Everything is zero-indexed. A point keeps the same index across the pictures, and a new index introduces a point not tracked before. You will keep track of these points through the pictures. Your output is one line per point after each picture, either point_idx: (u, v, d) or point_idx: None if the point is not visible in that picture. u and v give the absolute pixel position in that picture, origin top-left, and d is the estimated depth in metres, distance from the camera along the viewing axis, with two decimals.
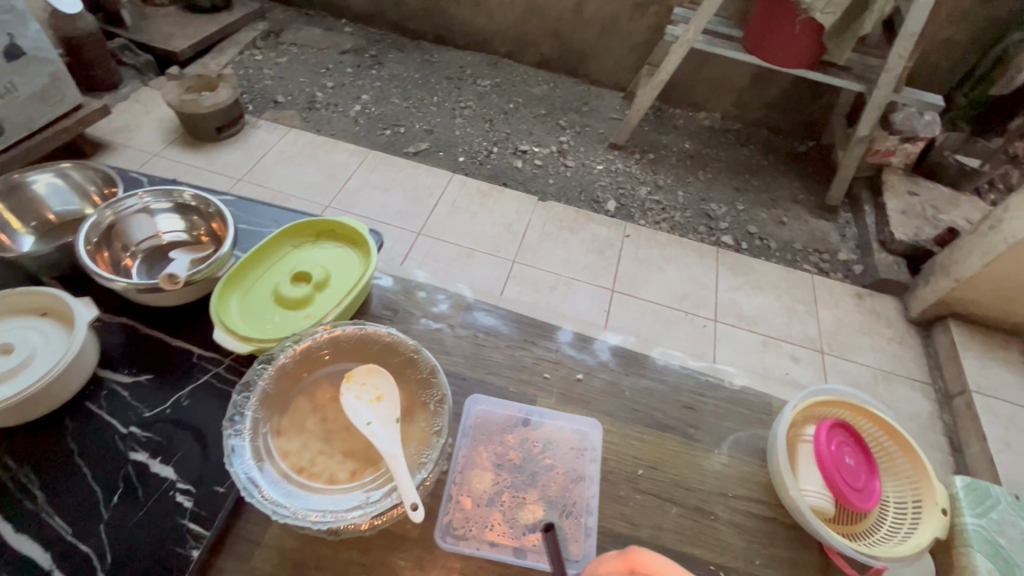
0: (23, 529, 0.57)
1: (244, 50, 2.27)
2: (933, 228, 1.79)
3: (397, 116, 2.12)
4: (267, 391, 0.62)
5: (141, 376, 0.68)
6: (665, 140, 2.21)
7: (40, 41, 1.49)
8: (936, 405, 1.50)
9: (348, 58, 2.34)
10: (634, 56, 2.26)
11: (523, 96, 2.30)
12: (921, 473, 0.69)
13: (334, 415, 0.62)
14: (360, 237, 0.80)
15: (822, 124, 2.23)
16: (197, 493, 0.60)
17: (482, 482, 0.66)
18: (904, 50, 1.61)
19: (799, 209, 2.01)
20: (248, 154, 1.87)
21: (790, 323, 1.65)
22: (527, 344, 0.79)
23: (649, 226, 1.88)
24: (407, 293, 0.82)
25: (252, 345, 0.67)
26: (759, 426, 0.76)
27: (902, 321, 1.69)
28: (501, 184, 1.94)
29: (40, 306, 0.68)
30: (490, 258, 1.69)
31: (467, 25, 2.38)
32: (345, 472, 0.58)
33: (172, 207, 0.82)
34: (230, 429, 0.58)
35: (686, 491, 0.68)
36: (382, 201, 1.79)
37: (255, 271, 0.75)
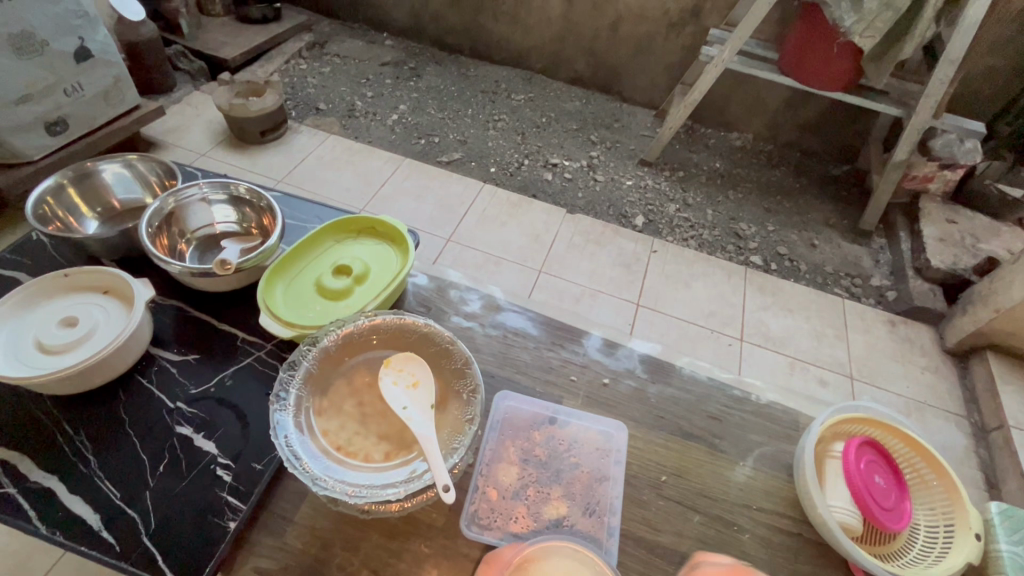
0: (76, 491, 0.60)
1: (290, 59, 2.38)
2: (972, 257, 1.75)
3: (433, 126, 2.19)
4: (310, 371, 0.65)
5: (189, 355, 0.72)
6: (695, 159, 2.22)
7: (107, 46, 1.60)
8: (972, 439, 1.45)
9: (388, 69, 2.43)
10: (668, 75, 2.28)
11: (556, 111, 2.34)
12: (954, 497, 0.68)
13: (371, 399, 0.64)
14: (400, 235, 0.83)
15: (857, 148, 2.20)
16: (236, 468, 0.62)
17: (507, 475, 0.67)
18: (945, 76, 1.59)
19: (831, 233, 1.99)
20: (289, 158, 1.95)
21: (819, 347, 1.62)
22: (555, 346, 0.81)
23: (676, 243, 1.88)
24: (440, 291, 0.85)
25: (294, 331, 0.70)
26: (786, 441, 0.75)
27: (937, 351, 1.65)
28: (530, 195, 1.97)
29: (103, 285, 0.73)
30: (517, 267, 1.71)
31: (503, 41, 2.45)
32: (379, 452, 0.60)
33: (227, 199, 0.88)
34: (275, 404, 0.62)
35: (710, 501, 0.68)
36: (415, 207, 1.84)
37: (300, 262, 0.79)
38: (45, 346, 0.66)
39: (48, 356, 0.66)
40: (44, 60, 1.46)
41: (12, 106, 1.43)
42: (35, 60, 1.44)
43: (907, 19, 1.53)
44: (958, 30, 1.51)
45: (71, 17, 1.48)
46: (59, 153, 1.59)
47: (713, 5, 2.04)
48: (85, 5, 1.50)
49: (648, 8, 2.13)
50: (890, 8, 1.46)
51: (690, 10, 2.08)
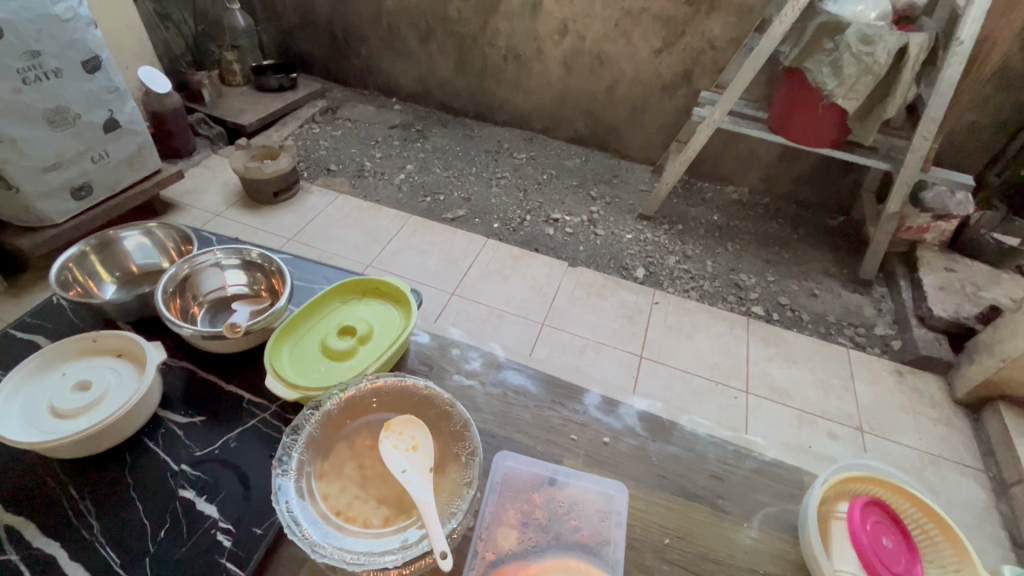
0: (78, 557, 0.60)
1: (304, 124, 2.52)
2: (974, 305, 1.75)
3: (438, 184, 2.28)
4: (312, 436, 0.66)
5: (196, 417, 0.73)
6: (693, 213, 2.28)
7: (134, 117, 1.71)
8: (991, 495, 1.40)
9: (396, 132, 2.56)
10: (663, 133, 2.38)
11: (557, 168, 2.44)
12: (966, 563, 0.66)
13: (371, 463, 0.65)
14: (403, 296, 0.86)
15: (851, 200, 2.26)
16: (236, 533, 0.62)
17: (508, 539, 0.66)
18: (928, 133, 1.65)
19: (832, 282, 2.01)
20: (300, 217, 2.02)
21: (826, 399, 1.60)
22: (555, 405, 0.81)
23: (678, 294, 1.91)
24: (442, 350, 0.87)
25: (299, 393, 0.72)
26: (791, 501, 0.74)
27: (948, 402, 1.62)
28: (533, 249, 2.02)
29: (118, 348, 0.76)
30: (521, 319, 1.74)
31: (505, 104, 2.58)
32: (379, 517, 0.61)
33: (239, 264, 0.92)
34: (278, 468, 0.62)
35: (715, 565, 0.67)
36: (420, 263, 1.89)
37: (307, 323, 0.82)
38: (58, 411, 0.68)
39: (60, 420, 0.68)
40: (76, 131, 1.56)
41: (42, 173, 1.52)
42: (67, 131, 1.54)
43: (886, 82, 1.61)
44: (937, 90, 1.59)
45: (103, 92, 1.60)
46: (82, 217, 1.67)
47: (702, 69, 2.16)
48: (117, 81, 1.63)
49: (641, 73, 2.26)
50: (870, 72, 1.54)
51: (681, 74, 2.21)
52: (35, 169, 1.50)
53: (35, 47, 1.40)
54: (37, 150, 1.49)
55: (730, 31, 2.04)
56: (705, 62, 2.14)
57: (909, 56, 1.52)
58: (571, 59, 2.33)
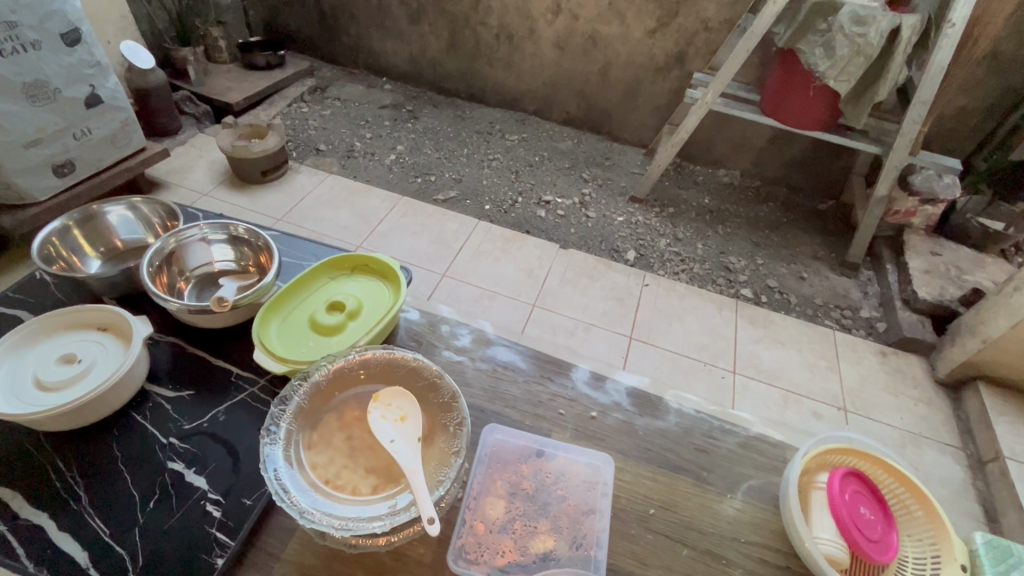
0: (66, 527, 0.60)
1: (292, 103, 2.48)
2: (958, 288, 1.77)
3: (429, 165, 2.26)
4: (301, 406, 0.66)
5: (184, 391, 0.73)
6: (685, 195, 2.28)
7: (117, 92, 1.67)
8: (969, 471, 1.43)
9: (386, 112, 2.52)
10: (655, 116, 2.37)
11: (549, 150, 2.42)
12: (940, 531, 0.68)
13: (360, 434, 0.65)
14: (392, 272, 0.86)
15: (841, 184, 2.27)
16: (226, 504, 0.63)
17: (495, 509, 0.67)
18: (918, 116, 1.66)
19: (820, 265, 2.03)
20: (289, 197, 2.00)
21: (812, 380, 1.63)
22: (544, 380, 0.82)
23: (668, 276, 1.92)
24: (432, 326, 0.87)
25: (287, 366, 0.72)
26: (773, 473, 0.76)
27: (930, 382, 1.65)
28: (524, 231, 2.02)
29: (102, 322, 0.75)
30: (511, 300, 1.74)
31: (497, 85, 2.55)
32: (367, 486, 0.61)
33: (226, 239, 0.91)
34: (266, 437, 0.62)
35: (698, 534, 0.68)
36: (410, 244, 1.88)
37: (295, 298, 0.82)
38: (43, 383, 0.68)
39: (44, 393, 0.67)
40: (56, 106, 1.52)
41: (22, 149, 1.49)
42: (46, 106, 1.50)
43: (878, 64, 1.61)
44: (928, 73, 1.59)
45: (84, 66, 1.55)
46: (64, 195, 1.64)
47: (695, 51, 2.15)
48: (98, 55, 1.58)
49: (634, 54, 2.24)
50: (862, 54, 1.54)
51: (675, 56, 2.19)
52: (15, 145, 1.47)
53: (12, 18, 1.36)
54: (16, 125, 1.45)
55: (724, 11, 2.02)
56: (698, 43, 2.12)
57: (900, 38, 1.52)
58: (564, 39, 2.30)
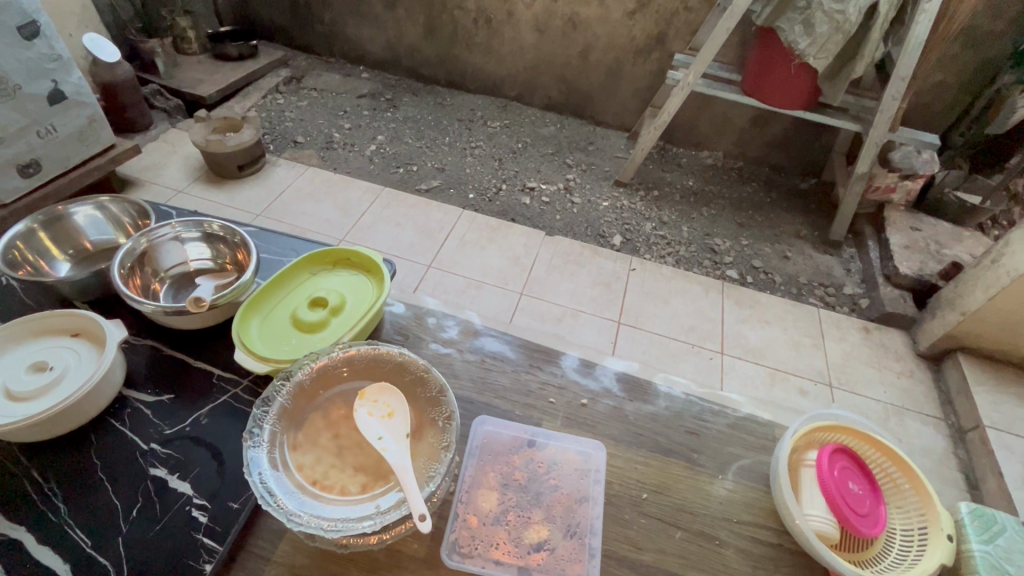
0: (45, 539, 0.59)
1: (267, 95, 2.41)
2: (938, 262, 1.80)
3: (410, 155, 2.22)
4: (284, 407, 0.65)
5: (163, 396, 0.71)
6: (669, 178, 2.28)
7: (81, 87, 1.60)
8: (950, 441, 1.47)
9: (365, 101, 2.47)
10: (638, 98, 2.36)
11: (532, 136, 2.40)
12: (927, 503, 0.69)
13: (347, 432, 0.64)
14: (375, 265, 0.84)
15: (823, 163, 2.28)
16: (212, 509, 0.62)
17: (488, 501, 0.67)
18: (897, 92, 1.67)
19: (803, 244, 2.04)
20: (268, 191, 1.96)
21: (797, 357, 1.65)
22: (533, 369, 0.82)
23: (654, 260, 1.92)
24: (418, 319, 0.86)
25: (270, 366, 0.70)
26: (763, 452, 0.77)
27: (911, 355, 1.68)
28: (509, 219, 2.00)
29: (73, 327, 0.72)
30: (498, 289, 1.73)
31: (477, 71, 2.51)
32: (356, 484, 0.60)
33: (200, 237, 0.88)
34: (249, 441, 0.61)
35: (691, 516, 0.69)
36: (395, 235, 1.86)
37: (276, 296, 0.80)
38: (13, 393, 0.65)
39: (16, 403, 0.65)
40: (17, 104, 1.46)
41: None
42: (7, 103, 1.44)
43: (856, 41, 1.61)
44: (905, 48, 1.60)
45: (44, 61, 1.49)
46: (32, 196, 1.58)
47: (676, 31, 2.13)
48: (59, 49, 1.51)
49: (615, 36, 2.22)
50: (840, 31, 1.54)
51: (655, 36, 2.17)
52: None
53: None
54: None
55: None
56: (678, 24, 2.11)
57: (878, 13, 1.52)
58: (543, 22, 2.27)
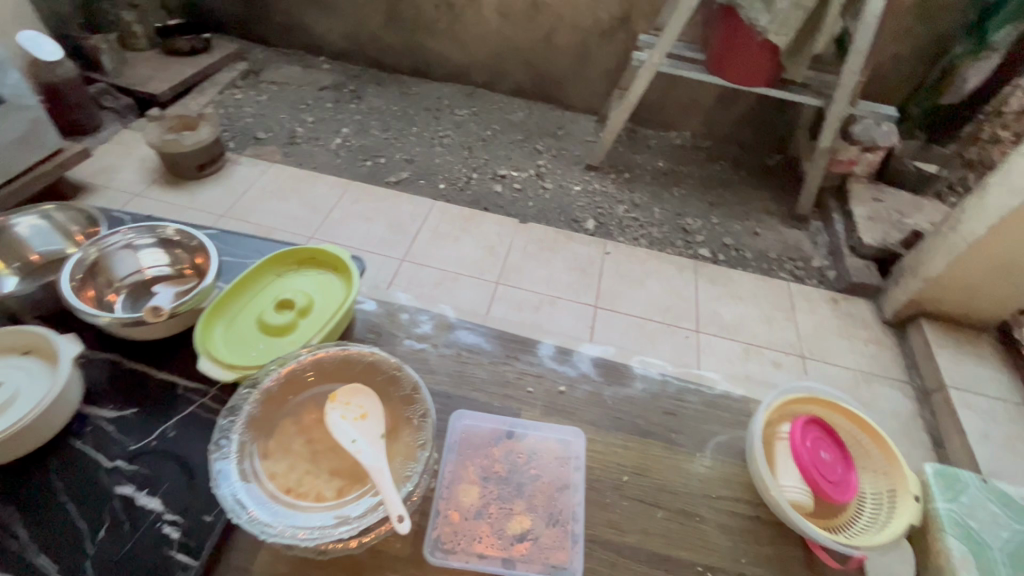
0: (7, 568, 0.56)
1: (224, 90, 2.32)
2: (900, 231, 1.85)
3: (378, 147, 2.17)
4: (253, 415, 0.63)
5: (126, 410, 0.68)
6: (639, 160, 2.29)
7: (21, 89, 1.51)
8: (916, 403, 1.53)
9: (327, 93, 2.39)
10: (605, 81, 2.35)
11: (500, 123, 2.37)
12: (894, 467, 0.72)
13: (320, 436, 0.63)
14: (342, 263, 0.82)
15: (788, 139, 2.32)
16: (185, 523, 0.60)
17: (469, 496, 0.66)
18: (856, 66, 1.70)
19: (772, 220, 2.08)
20: (231, 190, 1.89)
21: (770, 331, 1.68)
22: (510, 359, 0.81)
23: (628, 242, 1.93)
24: (390, 315, 0.84)
25: (237, 373, 0.68)
26: (739, 428, 0.78)
27: (878, 323, 1.74)
28: (482, 208, 1.98)
29: (23, 345, 0.69)
30: (474, 280, 1.72)
31: (441, 58, 2.46)
32: (332, 489, 0.59)
33: (155, 242, 0.84)
34: (216, 453, 0.59)
35: (671, 495, 0.70)
36: (366, 230, 1.82)
37: (241, 301, 0.78)
38: None
39: None
40: None
41: None
42: None
43: (816, 16, 1.63)
44: (863, 22, 1.62)
45: None
46: None
47: (639, 12, 2.12)
48: None
49: (579, 18, 2.20)
50: None
51: (619, 17, 2.16)
52: None
53: None
54: None
55: None
56: (642, 4, 2.10)
57: None
58: (506, 6, 2.23)
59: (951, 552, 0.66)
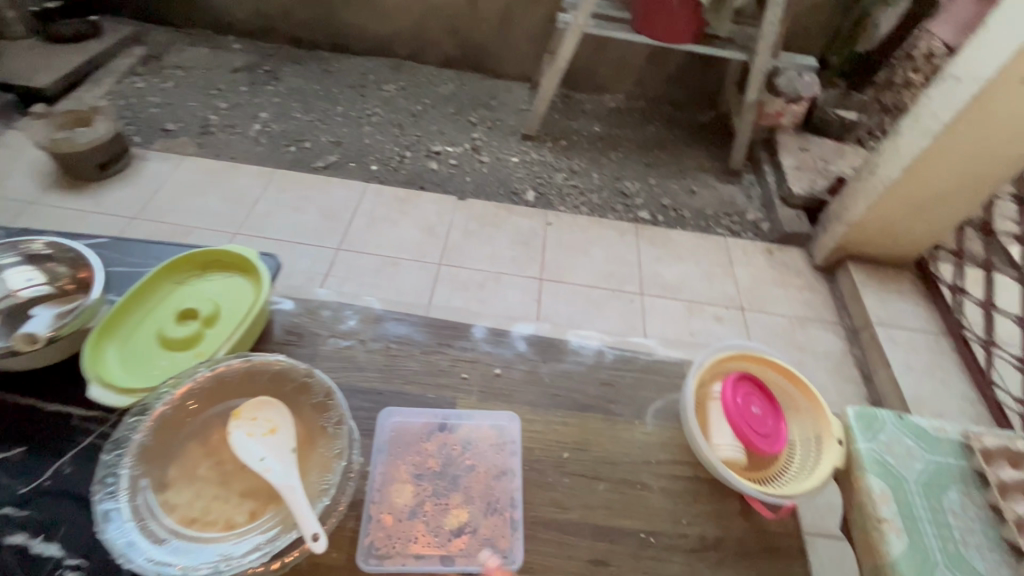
0: None
1: (122, 79, 2.11)
2: (825, 178, 1.92)
3: (301, 131, 2.04)
4: (144, 446, 0.59)
5: (13, 451, 0.61)
6: (575, 126, 2.25)
7: None
8: (847, 342, 1.62)
9: (240, 76, 2.22)
10: (535, 46, 2.28)
11: (430, 96, 2.27)
12: (819, 414, 0.75)
13: (228, 456, 0.60)
14: (249, 263, 0.76)
15: (718, 95, 2.34)
16: (90, 566, 0.54)
17: (402, 496, 0.64)
18: (775, 17, 1.72)
19: (707, 177, 2.11)
20: (140, 190, 1.74)
21: (711, 287, 1.73)
22: (442, 347, 0.78)
23: (569, 211, 1.92)
24: (311, 313, 0.79)
25: (135, 397, 0.63)
26: (675, 391, 0.79)
27: (810, 269, 1.81)
28: (418, 187, 1.91)
29: None
30: (415, 264, 1.66)
31: (362, 31, 2.32)
32: (242, 514, 0.56)
33: (21, 260, 0.75)
34: (101, 493, 0.55)
35: (612, 466, 0.70)
36: (295, 221, 1.72)
37: (137, 316, 0.71)
38: None
39: None
40: None
41: None
42: None
43: None
44: None
45: None
46: None
47: None
48: None
49: None
50: None
51: None
52: None
53: None
54: None
55: None
56: None
57: None
58: None
59: (872, 489, 0.70)
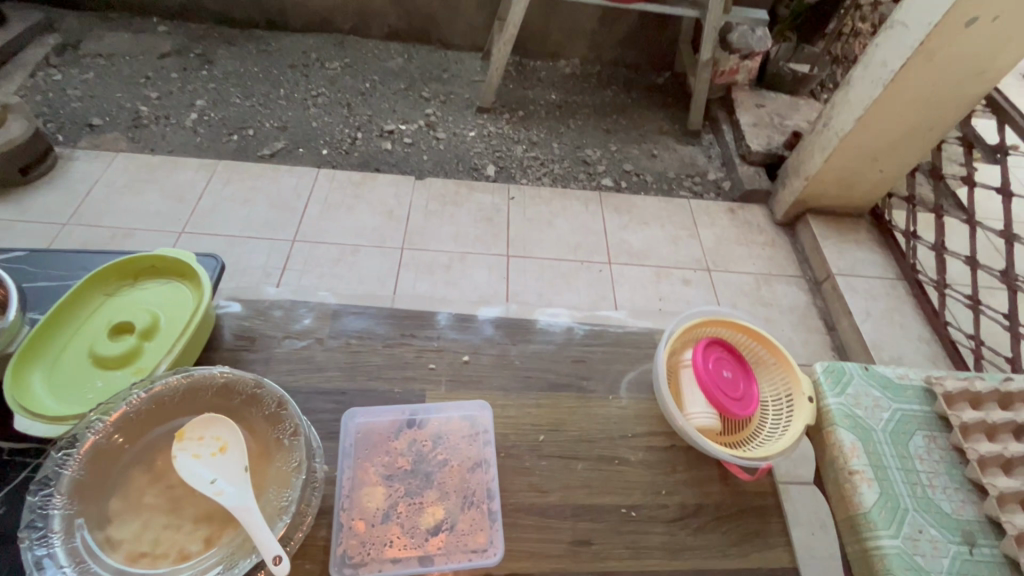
0: None
1: (36, 71, 1.93)
2: (782, 133, 1.93)
3: (242, 117, 1.92)
4: (78, 480, 0.54)
5: None
6: (532, 95, 2.19)
7: None
8: (810, 294, 1.65)
9: (169, 61, 2.06)
10: (484, 12, 2.19)
11: (378, 72, 2.16)
12: (789, 373, 0.75)
13: (178, 480, 0.56)
14: (188, 269, 0.71)
15: (673, 54, 2.31)
16: None
17: (374, 500, 0.62)
18: None
19: (667, 139, 2.09)
20: (69, 192, 1.61)
21: (677, 250, 1.73)
22: (405, 339, 0.75)
23: (531, 183, 1.88)
24: (260, 314, 0.74)
25: (67, 424, 0.58)
26: (647, 362, 0.78)
27: (772, 225, 1.83)
28: (373, 170, 1.83)
29: None
30: (377, 250, 1.60)
31: (298, 5, 2.18)
32: (197, 542, 0.53)
33: None
34: (27, 542, 0.50)
35: (589, 444, 0.69)
36: (245, 214, 1.63)
37: (64, 333, 0.65)
38: None
39: None
40: None
41: None
42: None
43: None
44: None
45: None
46: None
47: None
48: None
49: None
50: None
51: None
52: None
53: None
54: None
55: None
56: None
57: None
58: None
59: (843, 443, 0.71)
